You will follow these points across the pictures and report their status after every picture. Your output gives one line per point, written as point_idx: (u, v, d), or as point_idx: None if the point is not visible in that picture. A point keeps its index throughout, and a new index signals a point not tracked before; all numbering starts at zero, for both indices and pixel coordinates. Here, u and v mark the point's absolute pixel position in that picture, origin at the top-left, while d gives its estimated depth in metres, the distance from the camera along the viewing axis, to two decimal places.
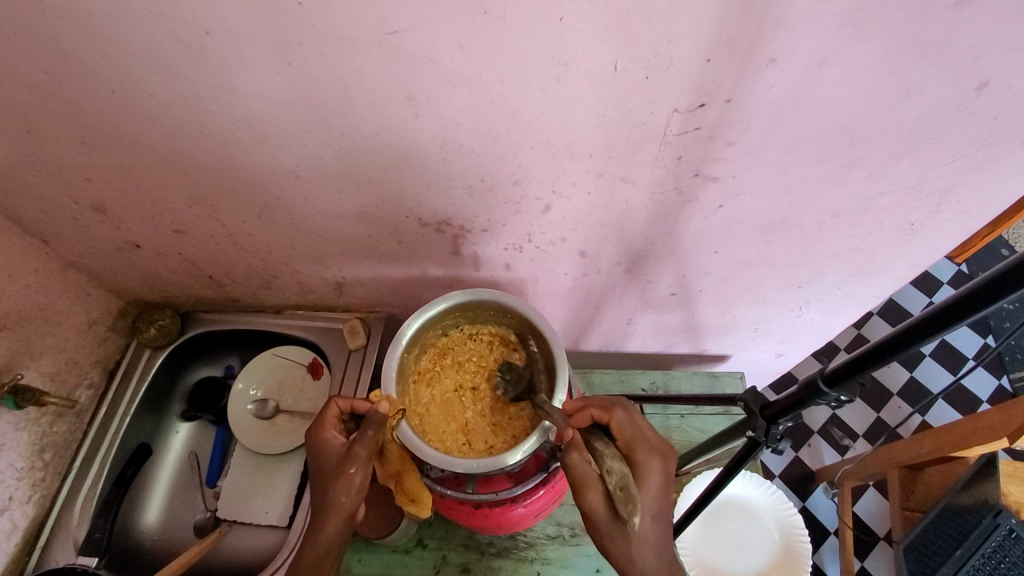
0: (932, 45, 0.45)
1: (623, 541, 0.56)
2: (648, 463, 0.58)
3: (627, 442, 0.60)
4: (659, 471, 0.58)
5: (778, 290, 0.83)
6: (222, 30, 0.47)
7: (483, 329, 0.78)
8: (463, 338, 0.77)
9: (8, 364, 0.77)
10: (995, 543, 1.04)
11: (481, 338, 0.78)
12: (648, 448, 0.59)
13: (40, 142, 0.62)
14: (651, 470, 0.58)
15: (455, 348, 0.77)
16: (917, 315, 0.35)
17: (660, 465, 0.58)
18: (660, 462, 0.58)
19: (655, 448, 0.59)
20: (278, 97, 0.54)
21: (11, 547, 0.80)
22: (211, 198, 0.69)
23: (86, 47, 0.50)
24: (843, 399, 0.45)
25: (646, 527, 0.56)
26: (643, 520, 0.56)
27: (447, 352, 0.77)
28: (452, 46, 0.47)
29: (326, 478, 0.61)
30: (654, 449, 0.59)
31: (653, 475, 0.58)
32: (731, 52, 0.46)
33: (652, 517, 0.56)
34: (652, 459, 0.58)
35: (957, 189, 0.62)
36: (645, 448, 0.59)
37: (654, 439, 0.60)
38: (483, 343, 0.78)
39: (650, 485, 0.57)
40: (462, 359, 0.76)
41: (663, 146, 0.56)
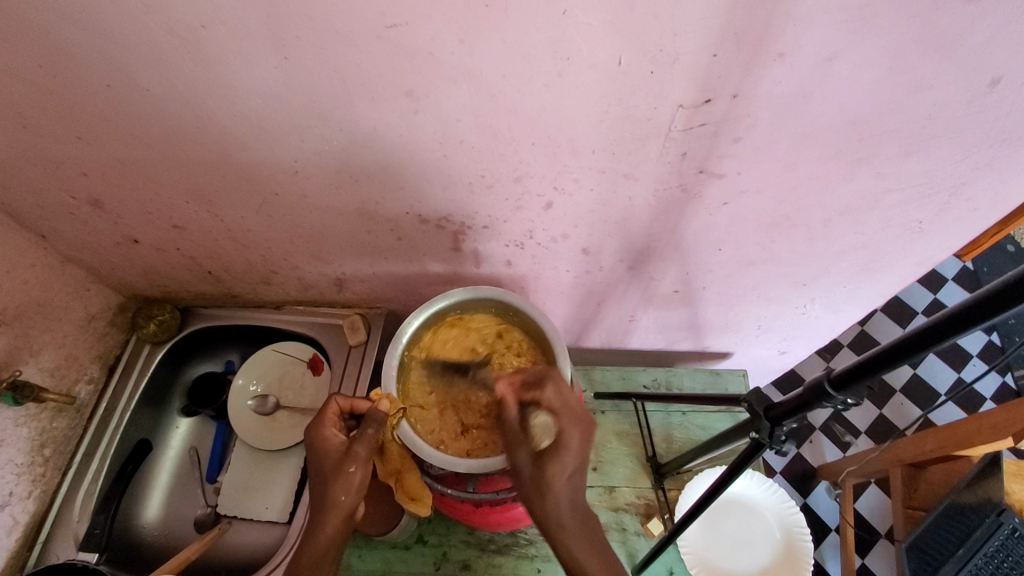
0: (945, 39, 0.44)
1: (539, 496, 0.58)
2: (568, 433, 0.60)
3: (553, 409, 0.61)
4: (579, 437, 0.59)
5: (783, 287, 0.82)
6: (218, 23, 0.46)
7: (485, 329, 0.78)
8: (458, 330, 0.76)
9: (8, 359, 0.77)
10: (996, 542, 1.05)
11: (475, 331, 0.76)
12: (570, 417, 0.60)
13: (35, 136, 0.61)
14: (572, 439, 0.59)
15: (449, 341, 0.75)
16: (927, 320, 0.35)
17: (578, 433, 0.60)
18: (579, 432, 0.60)
19: (576, 416, 0.60)
20: (276, 92, 0.53)
21: (11, 542, 0.80)
22: (210, 193, 0.68)
23: (79, 40, 0.49)
24: (849, 403, 0.44)
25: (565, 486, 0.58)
26: (562, 479, 0.58)
27: (441, 344, 0.75)
28: (453, 41, 0.46)
29: (326, 476, 0.61)
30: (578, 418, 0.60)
31: (574, 444, 0.59)
32: (738, 47, 0.45)
33: (572, 475, 0.59)
34: (571, 426, 0.60)
35: (966, 187, 0.61)
36: (572, 416, 0.60)
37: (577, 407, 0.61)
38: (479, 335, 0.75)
39: (569, 453, 0.59)
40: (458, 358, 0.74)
41: (667, 142, 0.55)
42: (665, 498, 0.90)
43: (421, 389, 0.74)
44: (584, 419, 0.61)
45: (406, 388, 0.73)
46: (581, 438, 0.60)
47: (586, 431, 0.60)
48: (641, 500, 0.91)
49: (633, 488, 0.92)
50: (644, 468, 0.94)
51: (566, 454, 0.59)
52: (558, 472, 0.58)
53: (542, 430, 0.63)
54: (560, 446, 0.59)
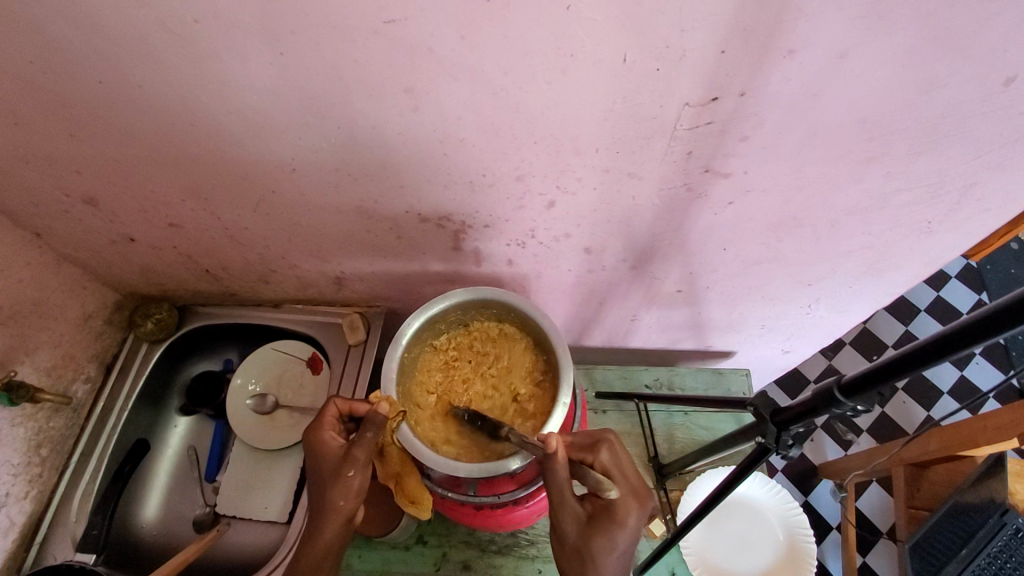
0: (960, 36, 0.43)
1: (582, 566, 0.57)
2: (625, 506, 0.57)
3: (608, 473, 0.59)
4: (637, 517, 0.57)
5: (788, 287, 0.81)
6: (211, 19, 0.45)
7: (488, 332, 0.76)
8: (465, 338, 0.76)
9: (3, 359, 0.76)
10: (1000, 542, 1.03)
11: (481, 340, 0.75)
12: (626, 485, 0.58)
13: (27, 133, 0.60)
14: (628, 517, 0.56)
15: (455, 347, 0.75)
16: (942, 329, 0.33)
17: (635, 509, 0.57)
18: (636, 506, 0.57)
19: (638, 494, 0.58)
20: (272, 89, 0.51)
21: (9, 542, 0.80)
22: (206, 191, 0.67)
23: (70, 36, 0.48)
24: (859, 409, 0.43)
25: (612, 562, 0.56)
26: (610, 556, 0.56)
27: (447, 351, 0.75)
28: (453, 37, 0.45)
29: (324, 480, 0.60)
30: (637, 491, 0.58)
31: (626, 516, 0.57)
32: (747, 43, 0.44)
33: (619, 555, 0.56)
34: (630, 503, 0.57)
35: (977, 187, 0.60)
36: (633, 490, 0.58)
37: (632, 478, 0.59)
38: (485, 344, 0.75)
39: (624, 527, 0.56)
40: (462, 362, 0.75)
41: (673, 140, 0.54)
42: (666, 499, 0.90)
43: (426, 394, 0.73)
44: (642, 495, 0.58)
45: (413, 394, 0.72)
46: (638, 518, 0.57)
47: (644, 506, 0.57)
48: None
49: None
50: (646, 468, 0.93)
51: (615, 532, 0.56)
52: (608, 545, 0.56)
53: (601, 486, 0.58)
54: (614, 517, 0.57)
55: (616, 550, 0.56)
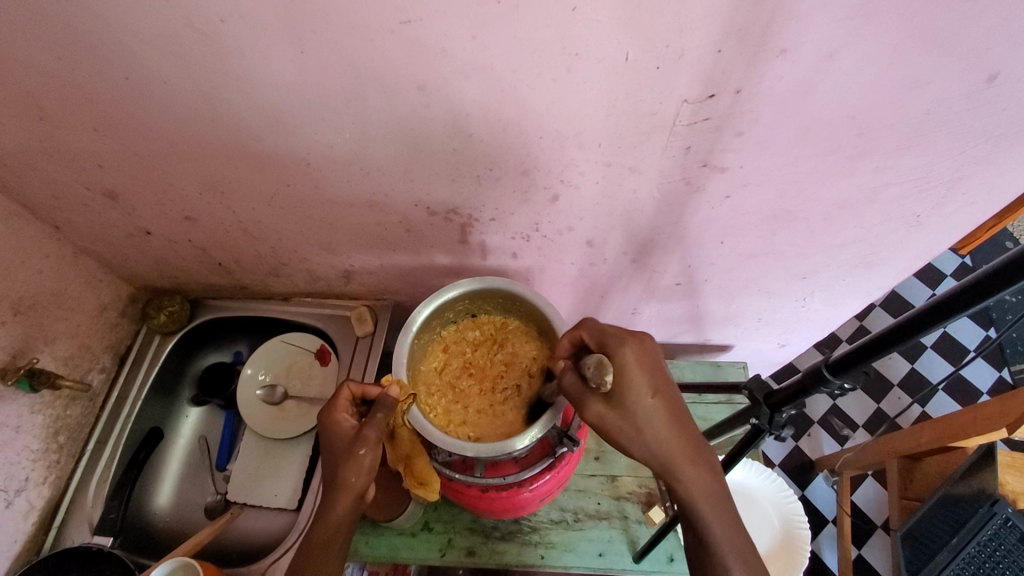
0: (942, 36, 0.45)
1: (633, 431, 0.56)
2: (623, 353, 0.56)
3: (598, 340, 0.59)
4: (636, 354, 0.56)
5: (783, 280, 0.84)
6: (236, 18, 0.48)
7: (492, 319, 0.79)
8: (470, 329, 0.78)
9: (23, 348, 0.78)
10: (990, 531, 1.07)
11: (485, 332, 0.78)
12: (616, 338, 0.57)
13: (53, 128, 0.63)
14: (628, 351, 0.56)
15: (460, 338, 0.78)
16: (917, 306, 0.37)
17: (635, 347, 0.57)
18: (631, 346, 0.57)
19: (623, 338, 0.57)
20: (291, 86, 0.54)
21: (28, 527, 0.82)
22: (223, 185, 0.70)
23: (101, 34, 0.51)
24: (846, 388, 0.46)
25: (652, 407, 0.56)
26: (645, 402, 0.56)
27: (452, 342, 0.78)
28: (465, 36, 0.47)
29: (337, 458, 0.63)
30: (625, 335, 0.57)
31: (633, 360, 0.56)
32: (742, 43, 0.46)
33: (654, 394, 0.56)
34: (622, 341, 0.57)
35: (963, 181, 0.62)
36: (614, 337, 0.57)
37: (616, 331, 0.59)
38: (487, 335, 0.78)
39: (635, 370, 0.56)
40: (468, 349, 0.78)
41: (672, 136, 0.57)
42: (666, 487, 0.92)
43: (433, 380, 0.75)
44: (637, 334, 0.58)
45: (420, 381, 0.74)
46: (636, 348, 0.57)
47: (639, 340, 0.57)
48: (643, 489, 0.93)
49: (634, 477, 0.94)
50: None
51: (632, 377, 0.56)
52: (638, 395, 0.55)
53: (597, 366, 0.56)
54: (624, 366, 0.56)
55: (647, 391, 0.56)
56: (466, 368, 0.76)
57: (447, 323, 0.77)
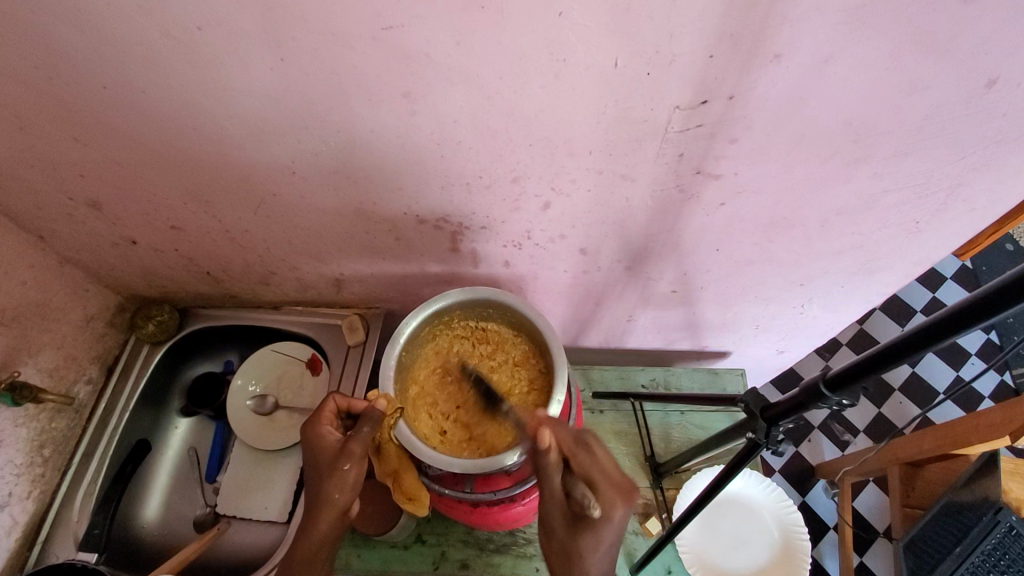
0: (941, 41, 0.44)
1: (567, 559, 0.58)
2: (607, 513, 0.56)
3: (588, 477, 0.58)
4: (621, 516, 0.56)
5: (781, 287, 0.82)
6: (215, 26, 0.46)
7: (519, 348, 0.76)
8: (473, 346, 0.77)
9: (7, 360, 0.77)
10: (994, 540, 1.04)
11: (486, 356, 0.76)
12: (614, 489, 0.57)
13: (32, 137, 0.61)
14: (614, 502, 0.56)
15: (461, 355, 0.76)
16: (936, 314, 0.34)
17: (620, 508, 0.56)
18: (621, 500, 0.56)
19: (620, 491, 0.57)
20: (272, 95, 0.53)
21: (12, 542, 0.81)
22: (207, 194, 0.68)
23: (77, 43, 0.49)
24: (845, 403, 0.45)
25: (600, 559, 0.57)
26: (596, 554, 0.57)
27: (451, 348, 0.77)
28: (448, 42, 0.46)
29: (321, 473, 0.61)
30: (619, 488, 0.57)
31: (609, 514, 0.56)
32: (734, 48, 0.45)
33: (605, 551, 0.57)
34: (613, 501, 0.56)
35: (963, 187, 0.61)
36: (607, 486, 0.57)
37: (618, 477, 0.58)
38: (488, 360, 0.76)
39: (608, 520, 0.56)
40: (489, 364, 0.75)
41: (664, 143, 0.55)
42: (663, 498, 0.91)
43: (423, 375, 0.75)
44: (627, 492, 0.57)
45: (410, 365, 0.74)
46: (624, 513, 0.56)
47: (630, 504, 0.56)
48: (640, 500, 0.91)
49: (632, 488, 0.92)
50: (643, 468, 0.94)
51: (602, 531, 0.56)
52: (594, 541, 0.56)
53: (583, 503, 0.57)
54: (599, 522, 0.56)
55: (603, 544, 0.57)
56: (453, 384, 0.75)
57: (478, 323, 0.76)
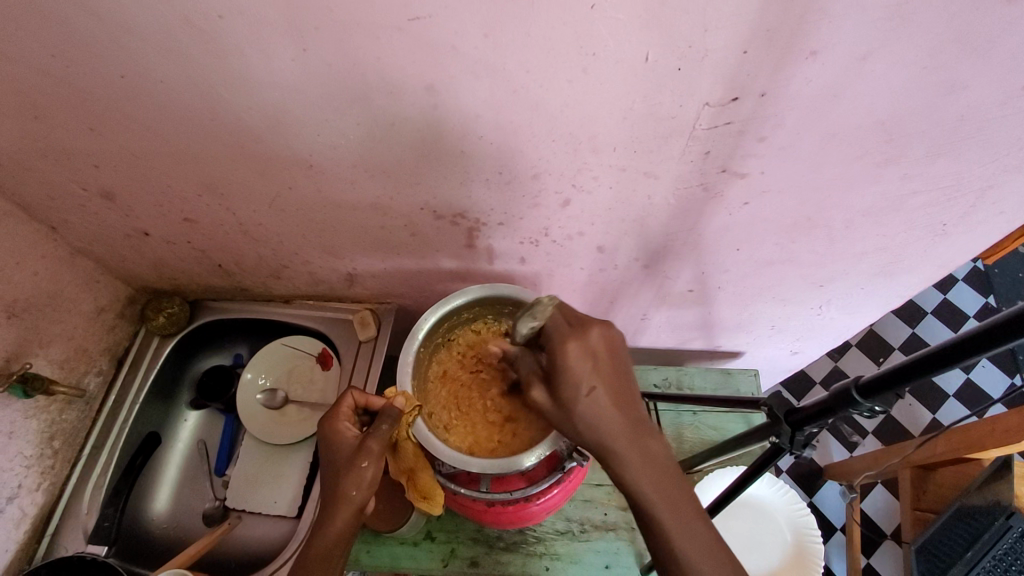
0: (983, 39, 0.43)
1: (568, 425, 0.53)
2: (564, 348, 0.53)
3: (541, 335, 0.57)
4: (576, 348, 0.53)
5: (799, 288, 0.81)
6: (235, 14, 0.45)
7: None
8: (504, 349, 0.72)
9: (18, 352, 0.76)
10: (1006, 545, 1.01)
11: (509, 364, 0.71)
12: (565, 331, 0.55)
13: (46, 127, 0.60)
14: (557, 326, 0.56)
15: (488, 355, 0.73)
16: (977, 324, 0.33)
17: (578, 347, 0.53)
18: (575, 342, 0.53)
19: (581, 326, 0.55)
20: (292, 86, 0.52)
21: (21, 534, 0.81)
22: (222, 186, 0.67)
23: (95, 31, 0.48)
24: (877, 410, 0.44)
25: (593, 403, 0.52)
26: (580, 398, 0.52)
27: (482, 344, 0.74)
28: (476, 34, 0.45)
29: (338, 469, 0.61)
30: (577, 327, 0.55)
31: (576, 356, 0.53)
32: (770, 44, 0.44)
33: (590, 391, 0.52)
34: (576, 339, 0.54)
35: (994, 190, 0.60)
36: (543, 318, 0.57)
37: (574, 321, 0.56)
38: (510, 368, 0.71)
39: (578, 367, 0.52)
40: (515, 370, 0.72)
41: (691, 140, 0.54)
42: None
43: (445, 358, 0.74)
44: (582, 329, 0.54)
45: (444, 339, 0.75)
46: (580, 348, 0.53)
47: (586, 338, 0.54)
48: None
49: None
50: None
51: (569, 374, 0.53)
52: (573, 389, 0.52)
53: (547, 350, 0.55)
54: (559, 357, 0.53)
55: (585, 385, 0.52)
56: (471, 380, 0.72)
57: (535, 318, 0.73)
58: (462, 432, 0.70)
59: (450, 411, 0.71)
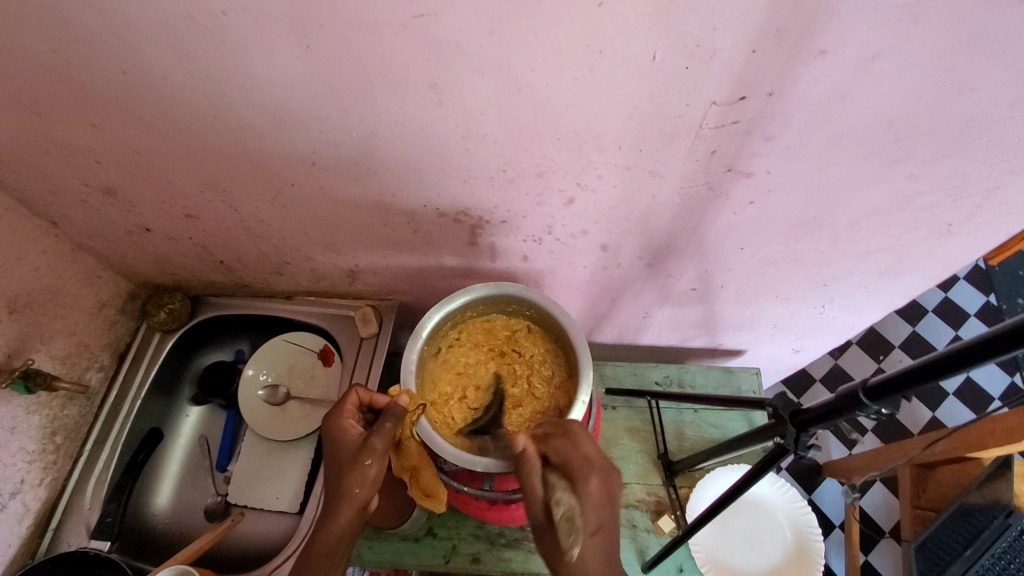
0: (995, 40, 0.42)
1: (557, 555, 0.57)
2: (585, 482, 0.57)
3: (563, 463, 0.59)
4: (596, 487, 0.57)
5: (803, 287, 0.81)
6: (239, 11, 0.45)
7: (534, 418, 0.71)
8: (534, 365, 0.74)
9: (20, 347, 0.76)
10: (1005, 543, 1.05)
11: (531, 383, 0.73)
12: (588, 466, 0.58)
13: (47, 122, 0.60)
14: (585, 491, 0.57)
15: (517, 357, 0.75)
16: (986, 329, 0.33)
17: (596, 482, 0.57)
18: (595, 478, 0.57)
19: (591, 467, 0.58)
20: (295, 84, 0.51)
21: (24, 529, 0.80)
22: (224, 183, 0.67)
23: (97, 28, 0.48)
24: (883, 412, 0.44)
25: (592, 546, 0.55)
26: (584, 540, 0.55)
27: (513, 342, 0.75)
28: (481, 32, 0.44)
29: (341, 467, 0.61)
30: (597, 470, 0.58)
31: (589, 494, 0.57)
32: (779, 43, 0.43)
33: (592, 534, 0.56)
34: (588, 479, 0.57)
35: (1001, 191, 0.59)
36: (578, 469, 0.58)
37: (597, 459, 0.59)
38: (530, 387, 0.73)
39: (587, 508, 0.57)
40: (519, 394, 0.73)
41: (697, 139, 0.54)
42: (676, 496, 0.90)
43: (477, 325, 0.76)
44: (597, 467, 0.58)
45: (478, 316, 0.76)
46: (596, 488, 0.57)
47: (602, 482, 0.58)
48: (652, 497, 0.91)
49: (644, 485, 0.92)
50: (656, 465, 0.93)
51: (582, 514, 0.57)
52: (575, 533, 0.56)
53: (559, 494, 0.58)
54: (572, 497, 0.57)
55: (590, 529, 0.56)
56: (490, 372, 0.75)
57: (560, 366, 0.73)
58: (448, 399, 0.72)
59: (454, 376, 0.74)
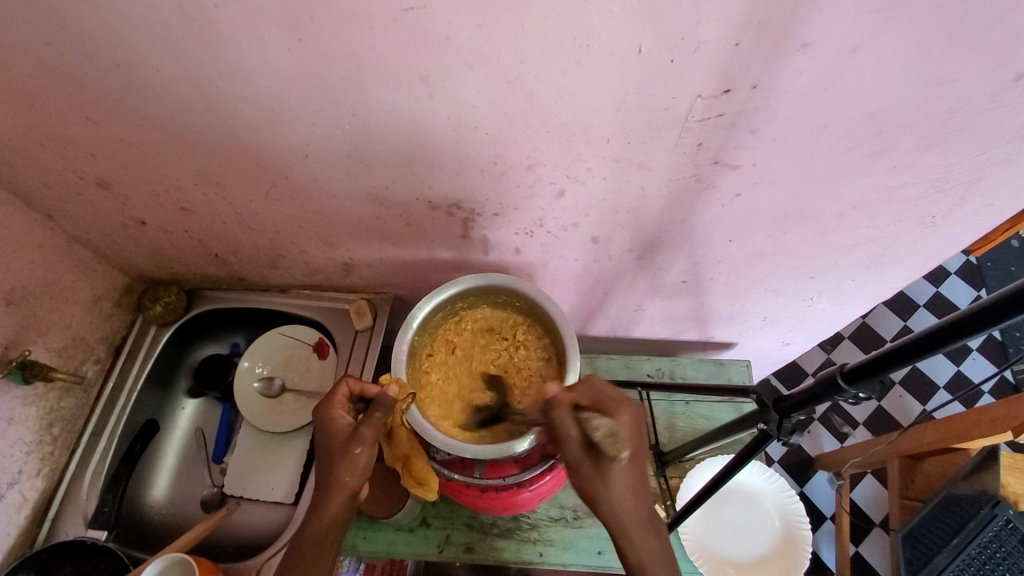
0: (972, 32, 0.43)
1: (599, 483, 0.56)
2: (619, 413, 0.57)
3: (596, 397, 0.60)
4: (631, 420, 0.57)
5: (791, 279, 0.82)
6: (230, 3, 0.45)
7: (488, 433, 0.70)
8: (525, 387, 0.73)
9: (16, 339, 0.77)
10: (991, 532, 1.06)
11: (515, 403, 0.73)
12: (619, 398, 0.58)
13: (42, 115, 0.60)
14: (621, 420, 0.57)
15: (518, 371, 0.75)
16: (959, 311, 0.34)
17: (629, 416, 0.57)
18: (628, 411, 0.57)
19: (623, 402, 0.58)
20: (287, 75, 0.52)
21: (22, 518, 0.81)
22: (217, 175, 0.68)
23: (92, 19, 0.48)
24: (861, 397, 0.45)
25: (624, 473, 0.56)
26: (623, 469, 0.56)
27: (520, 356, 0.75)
28: (470, 24, 0.45)
29: (333, 456, 0.62)
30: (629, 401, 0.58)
31: (625, 425, 0.57)
32: (761, 36, 0.44)
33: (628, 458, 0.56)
34: (621, 409, 0.57)
35: (982, 183, 0.61)
36: (612, 403, 0.58)
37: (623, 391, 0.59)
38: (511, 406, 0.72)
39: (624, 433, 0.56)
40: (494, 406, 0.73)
41: (683, 132, 0.55)
42: (667, 486, 0.91)
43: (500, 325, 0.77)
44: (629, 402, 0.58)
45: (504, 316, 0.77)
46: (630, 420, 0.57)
47: (635, 414, 0.58)
48: None
49: None
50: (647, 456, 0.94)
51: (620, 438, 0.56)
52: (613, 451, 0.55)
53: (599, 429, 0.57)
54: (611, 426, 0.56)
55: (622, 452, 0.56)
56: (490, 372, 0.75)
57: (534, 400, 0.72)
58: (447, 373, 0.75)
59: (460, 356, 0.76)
